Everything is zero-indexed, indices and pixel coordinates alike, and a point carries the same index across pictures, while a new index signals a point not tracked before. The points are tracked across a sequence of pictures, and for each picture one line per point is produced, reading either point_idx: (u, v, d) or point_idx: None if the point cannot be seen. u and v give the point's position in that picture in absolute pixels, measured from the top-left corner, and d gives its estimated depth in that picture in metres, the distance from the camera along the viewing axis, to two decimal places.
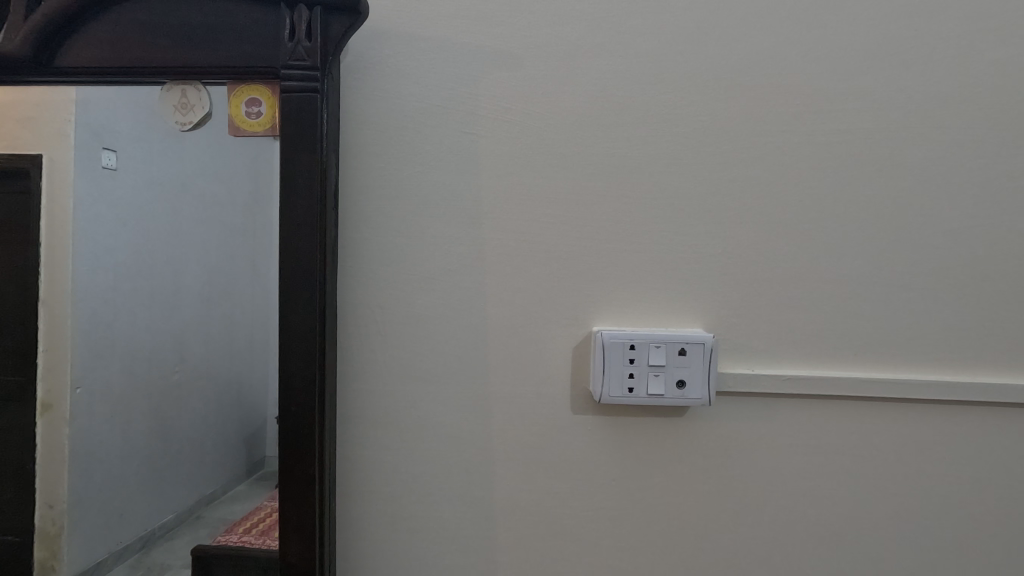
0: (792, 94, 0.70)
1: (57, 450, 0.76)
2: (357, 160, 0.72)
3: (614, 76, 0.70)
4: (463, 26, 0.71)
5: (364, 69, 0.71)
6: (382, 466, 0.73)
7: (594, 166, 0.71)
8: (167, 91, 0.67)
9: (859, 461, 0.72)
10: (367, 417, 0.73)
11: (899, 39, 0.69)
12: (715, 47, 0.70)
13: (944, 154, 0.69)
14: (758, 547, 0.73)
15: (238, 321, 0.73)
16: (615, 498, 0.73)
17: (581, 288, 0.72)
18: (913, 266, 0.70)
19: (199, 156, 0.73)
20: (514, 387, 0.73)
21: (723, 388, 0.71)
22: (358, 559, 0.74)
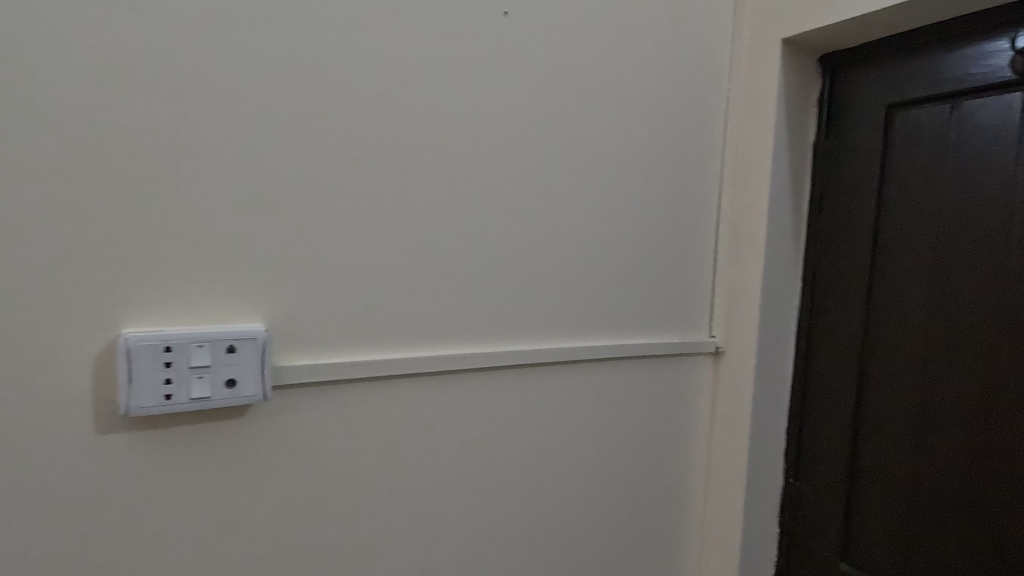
0: (697, 87, 0.78)
1: (331, 539, 0.57)
2: (628, 199, 0.72)
3: (675, 69, 0.75)
4: (709, 70, 0.79)
5: (680, 108, 0.76)
6: (637, 487, 0.78)
7: (1011, 172, 0.65)
8: (569, 97, 0.66)
9: (784, 396, 0.85)
10: (618, 388, 0.74)
11: (721, 49, 0.80)
12: (677, 41, 0.75)
13: (821, 133, 0.82)
14: (677, 535, 0.84)
15: (602, 346, 0.71)
16: (649, 504, 0.80)
17: (978, 305, 0.67)
18: (811, 227, 0.83)
19: (568, 170, 0.67)
20: (770, 338, 0.82)
21: (804, 397, 0.84)
22: (609, 524, 0.76)
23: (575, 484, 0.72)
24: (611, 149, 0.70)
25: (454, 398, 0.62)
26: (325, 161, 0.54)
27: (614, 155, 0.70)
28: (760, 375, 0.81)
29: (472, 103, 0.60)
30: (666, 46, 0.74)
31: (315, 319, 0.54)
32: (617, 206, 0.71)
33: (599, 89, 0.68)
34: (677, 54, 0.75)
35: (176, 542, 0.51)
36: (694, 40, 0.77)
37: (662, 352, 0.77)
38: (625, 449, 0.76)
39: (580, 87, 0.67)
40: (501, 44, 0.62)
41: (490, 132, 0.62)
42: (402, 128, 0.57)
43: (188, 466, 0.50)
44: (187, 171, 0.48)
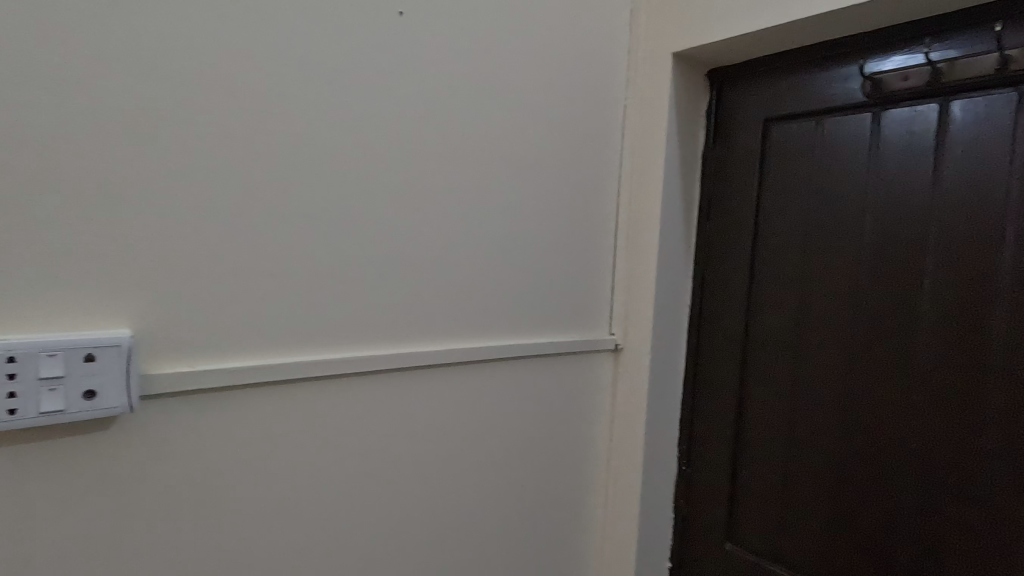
0: (594, 96, 0.81)
1: (214, 548, 0.55)
2: (528, 201, 0.74)
3: (573, 78, 0.78)
4: (607, 78, 0.83)
5: (577, 115, 0.79)
6: (538, 479, 0.81)
7: (861, 186, 0.73)
8: (470, 99, 0.67)
9: (677, 388, 0.90)
10: (517, 384, 0.77)
11: (617, 60, 0.84)
12: (575, 51, 0.78)
13: (711, 141, 0.88)
14: (579, 523, 0.89)
15: (500, 346, 0.73)
16: (550, 494, 0.83)
17: (835, 304, 0.75)
18: (700, 230, 0.89)
19: (467, 172, 0.68)
20: (663, 334, 0.87)
21: (694, 390, 0.90)
22: (511, 515, 0.79)
23: (477, 480, 0.74)
24: (511, 152, 0.72)
25: (348, 400, 0.62)
26: (204, 157, 0.52)
27: (515, 159, 0.73)
28: (654, 370, 0.86)
29: (366, 101, 0.60)
30: (565, 54, 0.77)
31: (196, 322, 0.53)
32: (516, 208, 0.73)
33: (499, 93, 0.70)
34: (574, 63, 0.78)
35: (38, 562, 0.47)
36: (591, 51, 0.80)
37: (560, 349, 0.81)
38: (525, 442, 0.79)
39: (480, 90, 0.68)
40: (398, 43, 0.62)
41: (386, 131, 0.61)
42: (291, 124, 0.56)
43: (49, 481, 0.47)
44: (38, 164, 0.45)
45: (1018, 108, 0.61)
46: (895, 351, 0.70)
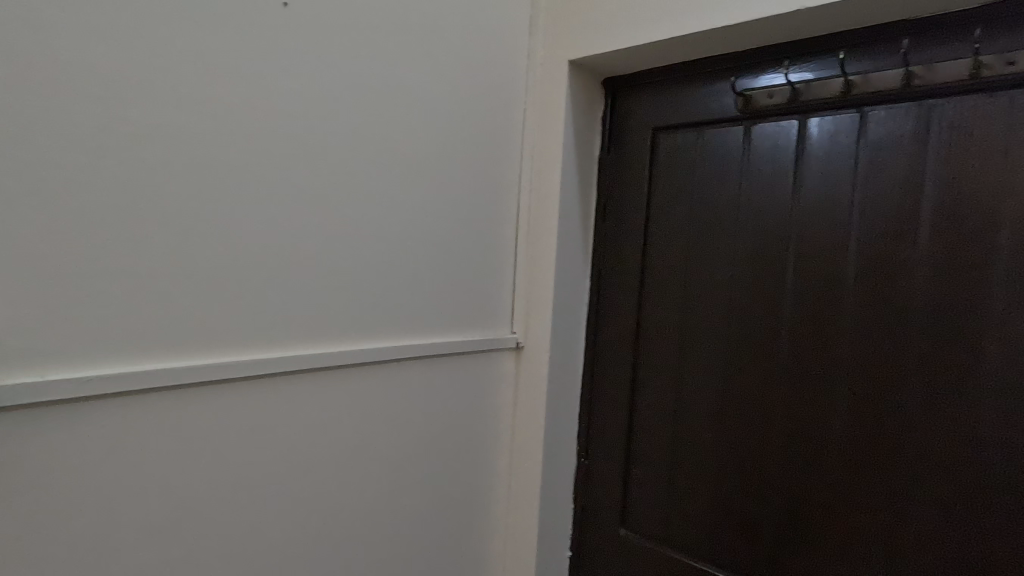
0: (489, 100, 0.84)
1: (77, 569, 0.53)
2: (417, 204, 0.77)
3: (464, 80, 0.80)
4: (503, 82, 0.85)
5: (471, 118, 0.81)
6: (436, 475, 0.83)
7: (737, 191, 0.79)
8: (354, 103, 0.69)
9: (574, 383, 0.94)
10: (409, 381, 0.78)
11: (514, 66, 0.86)
12: (465, 55, 0.80)
13: (606, 148, 0.92)
14: (481, 515, 0.91)
15: (389, 347, 0.75)
16: (449, 489, 0.85)
17: (716, 301, 0.81)
18: (595, 231, 0.93)
19: (352, 175, 0.69)
20: (560, 329, 0.90)
21: (592, 384, 0.94)
22: (407, 510, 0.80)
23: (371, 479, 0.75)
24: (399, 155, 0.74)
25: (226, 407, 0.61)
26: (57, 160, 0.50)
27: (404, 161, 0.74)
28: (552, 366, 0.89)
29: (239, 100, 0.59)
30: (455, 57, 0.78)
31: (46, 325, 0.50)
32: (405, 210, 0.75)
33: (386, 97, 0.71)
34: (466, 67, 0.80)
35: None
36: (485, 55, 0.82)
37: (454, 349, 0.83)
38: (421, 441, 0.80)
39: (365, 94, 0.70)
40: (278, 45, 0.62)
41: (263, 133, 0.62)
42: (158, 127, 0.54)
43: None
44: None
45: (861, 126, 0.69)
46: (765, 343, 0.76)
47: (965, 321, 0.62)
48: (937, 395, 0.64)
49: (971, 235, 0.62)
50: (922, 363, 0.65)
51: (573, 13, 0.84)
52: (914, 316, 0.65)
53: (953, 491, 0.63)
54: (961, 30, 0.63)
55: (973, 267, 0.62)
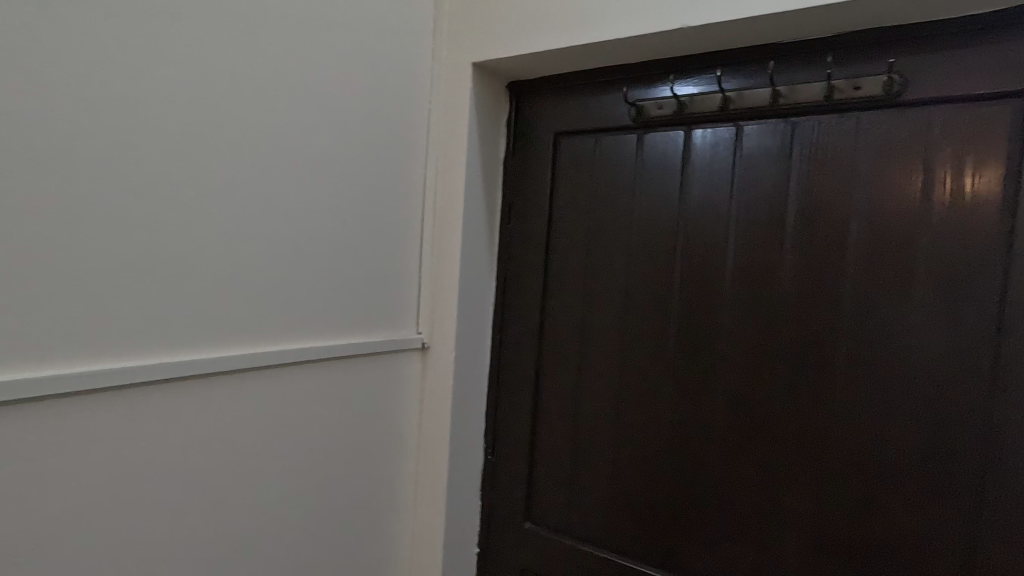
0: (390, 99, 0.83)
1: None
2: (312, 201, 0.75)
3: (363, 78, 0.79)
4: (406, 81, 0.85)
5: (371, 117, 0.80)
6: (336, 477, 0.82)
7: (630, 196, 0.83)
8: (239, 96, 0.66)
9: (480, 382, 0.95)
10: (305, 385, 0.76)
11: (416, 65, 0.86)
12: (364, 53, 0.78)
13: (510, 150, 0.94)
14: (387, 515, 0.91)
15: (281, 349, 0.73)
16: (350, 491, 0.84)
17: (612, 300, 0.84)
18: (499, 232, 0.95)
19: (239, 171, 0.67)
20: (465, 329, 0.91)
21: (497, 382, 0.96)
22: (305, 517, 0.78)
23: (262, 484, 0.73)
24: (291, 151, 0.72)
25: (92, 418, 0.57)
26: None
27: (298, 157, 0.72)
28: (457, 366, 0.90)
29: (104, 92, 0.56)
30: (352, 54, 0.77)
31: None
32: (298, 207, 0.73)
33: (275, 91, 0.69)
34: (364, 65, 0.78)
35: None
36: (385, 54, 0.81)
37: (355, 350, 0.82)
38: (318, 443, 0.79)
39: (253, 87, 0.67)
40: (149, 34, 0.58)
41: (134, 126, 0.58)
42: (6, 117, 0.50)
43: None
44: None
45: (737, 139, 0.75)
46: (656, 340, 0.81)
47: (822, 319, 0.69)
48: (804, 387, 0.70)
49: (826, 241, 0.69)
50: (786, 357, 0.71)
51: (476, 16, 0.85)
52: (829, 325, 0.69)
53: (899, 499, 0.65)
54: (817, 56, 0.70)
55: (828, 270, 0.69)
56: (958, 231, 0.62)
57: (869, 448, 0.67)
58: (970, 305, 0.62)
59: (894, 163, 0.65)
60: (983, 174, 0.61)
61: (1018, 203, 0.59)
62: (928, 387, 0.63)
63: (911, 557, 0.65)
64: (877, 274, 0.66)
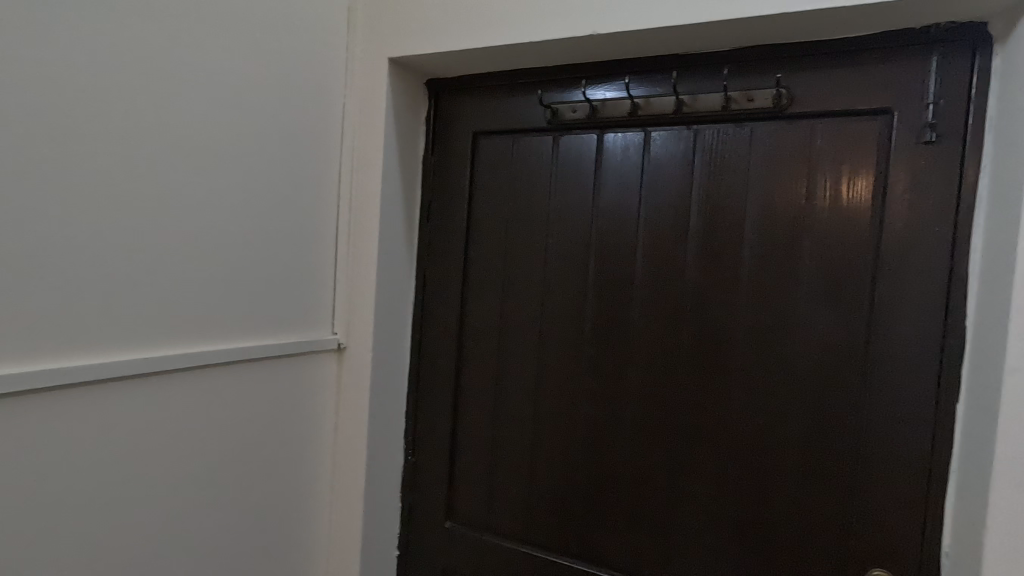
0: (300, 92, 0.80)
1: None
2: (213, 197, 0.71)
3: (269, 69, 0.76)
4: (317, 75, 0.82)
5: (278, 110, 0.77)
6: (243, 485, 0.78)
7: (547, 197, 0.85)
8: (128, 83, 0.62)
9: (399, 382, 0.94)
10: (208, 390, 0.73)
11: (328, 59, 0.83)
12: (270, 43, 0.75)
13: (428, 148, 0.93)
14: (302, 522, 0.88)
15: (181, 353, 0.69)
16: (260, 499, 0.81)
17: (530, 299, 0.86)
18: (418, 230, 0.94)
19: (129, 165, 0.62)
20: (383, 329, 0.89)
21: (417, 382, 0.95)
22: (208, 528, 0.74)
23: (161, 497, 0.68)
24: (189, 143, 0.67)
25: None
26: None
27: (195, 150, 0.68)
28: (376, 366, 0.89)
29: None
30: (256, 44, 0.73)
31: None
32: (198, 203, 0.69)
33: (169, 78, 0.65)
34: (270, 56, 0.75)
35: None
36: (294, 45, 0.78)
37: (265, 353, 0.78)
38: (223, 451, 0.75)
39: (143, 74, 0.63)
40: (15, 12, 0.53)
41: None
42: None
43: None
44: None
45: (645, 145, 0.79)
46: (572, 338, 0.83)
47: (721, 316, 0.74)
48: (709, 382, 0.74)
49: (725, 243, 0.74)
50: (690, 352, 0.75)
51: (390, 11, 0.84)
52: (740, 326, 0.73)
53: (823, 492, 0.69)
54: (715, 68, 0.74)
55: (727, 269, 0.73)
56: (837, 234, 0.68)
57: (762, 435, 0.72)
58: (846, 301, 0.68)
59: (783, 171, 0.71)
60: (857, 181, 0.67)
61: (885, 209, 0.66)
62: (811, 377, 0.69)
63: (799, 533, 0.70)
64: (769, 274, 0.71)
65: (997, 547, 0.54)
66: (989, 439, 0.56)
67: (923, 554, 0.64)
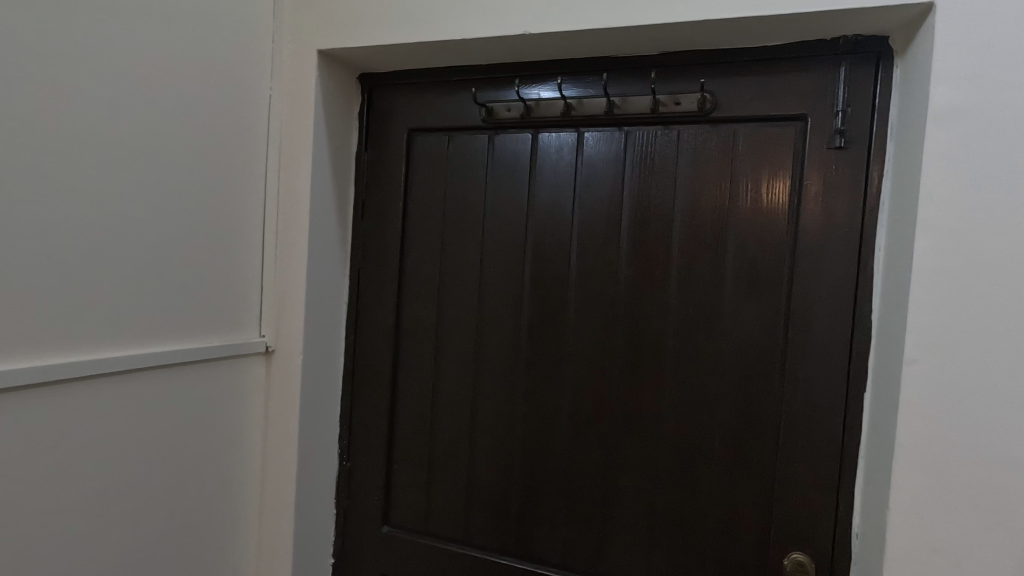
0: (223, 82, 0.76)
1: None
2: (127, 191, 0.66)
3: (188, 56, 0.71)
4: (241, 65, 0.78)
5: (199, 99, 0.73)
6: (166, 499, 0.74)
7: (483, 196, 0.84)
8: (23, 64, 0.56)
9: (332, 384, 0.91)
10: (123, 400, 0.67)
11: (253, 48, 0.79)
12: (189, 28, 0.71)
13: (361, 144, 0.91)
14: (229, 534, 0.84)
15: (94, 360, 0.63)
16: (182, 512, 0.76)
17: (467, 299, 0.85)
18: (350, 229, 0.91)
19: (26, 153, 0.57)
20: (314, 330, 0.86)
21: (352, 384, 0.92)
22: (124, 548, 0.69)
23: (66, 517, 0.63)
24: (97, 132, 0.62)
25: None
26: None
27: (105, 140, 0.63)
28: (307, 369, 0.85)
29: None
30: (173, 29, 0.69)
31: None
32: (110, 198, 0.64)
33: (73, 62, 0.60)
34: (189, 42, 0.71)
35: None
36: (215, 32, 0.74)
37: (188, 358, 0.74)
38: (142, 464, 0.70)
39: (41, 55, 0.57)
40: None
41: None
42: None
43: None
44: None
45: (578, 145, 0.80)
46: (508, 337, 0.83)
47: (652, 313, 0.76)
48: (641, 377, 0.76)
49: (654, 242, 0.76)
50: (623, 349, 0.77)
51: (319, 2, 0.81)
52: (668, 323, 0.75)
53: (743, 483, 0.72)
54: (644, 72, 0.76)
55: (657, 268, 0.75)
56: (757, 233, 0.71)
57: (690, 428, 0.74)
58: (766, 298, 0.71)
59: (708, 172, 0.73)
60: (776, 183, 0.71)
61: (800, 210, 0.69)
62: (733, 371, 0.72)
63: (725, 521, 0.73)
64: (696, 272, 0.74)
65: (899, 525, 0.58)
66: (891, 425, 0.60)
67: (836, 536, 0.68)
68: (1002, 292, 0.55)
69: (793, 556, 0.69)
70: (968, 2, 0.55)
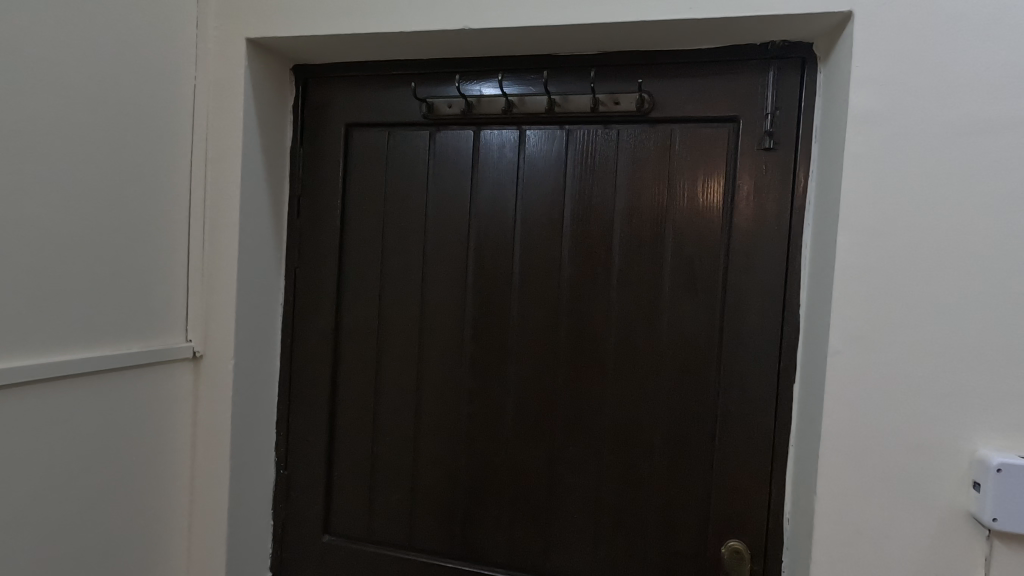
0: (142, 68, 0.71)
1: None
2: (34, 183, 0.60)
3: (102, 39, 0.66)
4: (161, 50, 0.73)
5: (115, 86, 0.67)
6: (85, 520, 0.68)
7: (425, 193, 0.83)
8: None
9: (267, 389, 0.87)
10: (34, 414, 0.61)
11: (174, 33, 0.74)
12: (102, 9, 0.65)
13: (295, 138, 0.87)
14: (156, 555, 0.78)
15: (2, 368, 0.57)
16: (103, 532, 0.70)
17: (409, 299, 0.83)
18: (285, 226, 0.88)
19: None
20: (247, 332, 0.82)
21: (289, 388, 0.88)
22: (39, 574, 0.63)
23: None
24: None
25: None
26: None
27: (8, 126, 0.57)
28: (239, 373, 0.81)
29: None
30: (84, 8, 0.63)
31: None
32: (16, 189, 0.58)
33: None
34: (103, 25, 0.66)
35: None
36: (132, 15, 0.69)
37: (108, 366, 0.68)
38: (58, 481, 0.64)
39: None
40: None
41: None
42: None
43: None
44: None
45: (520, 143, 0.79)
46: (451, 337, 0.82)
47: (593, 312, 0.76)
48: (584, 375, 0.77)
49: (595, 241, 0.76)
50: (566, 346, 0.77)
51: None
52: (610, 322, 0.76)
53: (683, 476, 0.74)
54: (584, 71, 0.76)
55: (599, 266, 0.76)
56: (694, 233, 0.73)
57: (632, 424, 0.75)
58: (702, 295, 0.73)
59: (647, 171, 0.74)
60: (711, 184, 0.73)
61: (733, 210, 0.71)
62: (672, 366, 0.74)
63: (666, 513, 0.74)
64: (636, 270, 0.75)
65: (827, 509, 0.61)
66: (818, 415, 0.62)
67: (769, 522, 0.71)
68: (913, 287, 0.58)
69: (730, 543, 0.72)
70: (887, 12, 0.58)
